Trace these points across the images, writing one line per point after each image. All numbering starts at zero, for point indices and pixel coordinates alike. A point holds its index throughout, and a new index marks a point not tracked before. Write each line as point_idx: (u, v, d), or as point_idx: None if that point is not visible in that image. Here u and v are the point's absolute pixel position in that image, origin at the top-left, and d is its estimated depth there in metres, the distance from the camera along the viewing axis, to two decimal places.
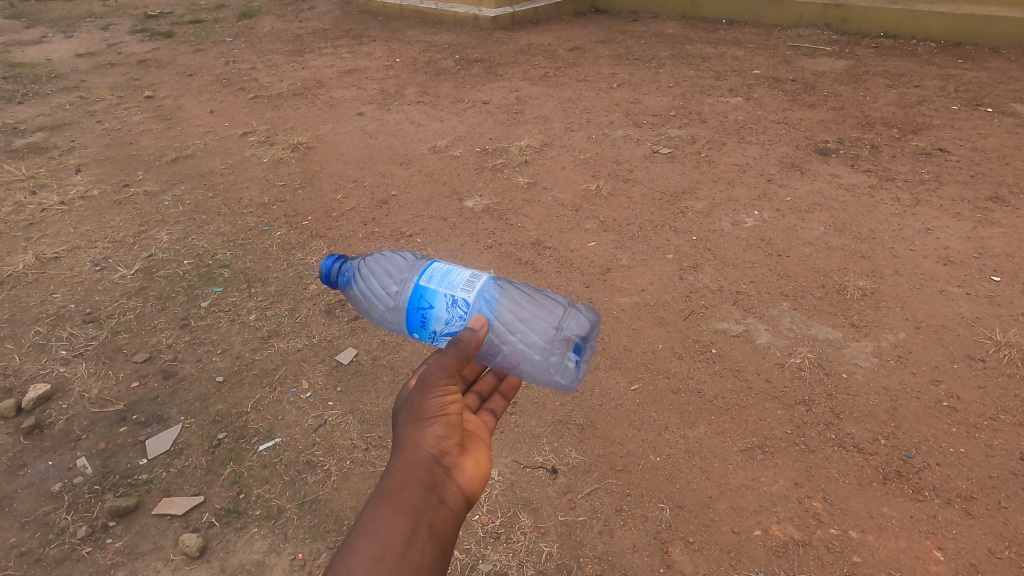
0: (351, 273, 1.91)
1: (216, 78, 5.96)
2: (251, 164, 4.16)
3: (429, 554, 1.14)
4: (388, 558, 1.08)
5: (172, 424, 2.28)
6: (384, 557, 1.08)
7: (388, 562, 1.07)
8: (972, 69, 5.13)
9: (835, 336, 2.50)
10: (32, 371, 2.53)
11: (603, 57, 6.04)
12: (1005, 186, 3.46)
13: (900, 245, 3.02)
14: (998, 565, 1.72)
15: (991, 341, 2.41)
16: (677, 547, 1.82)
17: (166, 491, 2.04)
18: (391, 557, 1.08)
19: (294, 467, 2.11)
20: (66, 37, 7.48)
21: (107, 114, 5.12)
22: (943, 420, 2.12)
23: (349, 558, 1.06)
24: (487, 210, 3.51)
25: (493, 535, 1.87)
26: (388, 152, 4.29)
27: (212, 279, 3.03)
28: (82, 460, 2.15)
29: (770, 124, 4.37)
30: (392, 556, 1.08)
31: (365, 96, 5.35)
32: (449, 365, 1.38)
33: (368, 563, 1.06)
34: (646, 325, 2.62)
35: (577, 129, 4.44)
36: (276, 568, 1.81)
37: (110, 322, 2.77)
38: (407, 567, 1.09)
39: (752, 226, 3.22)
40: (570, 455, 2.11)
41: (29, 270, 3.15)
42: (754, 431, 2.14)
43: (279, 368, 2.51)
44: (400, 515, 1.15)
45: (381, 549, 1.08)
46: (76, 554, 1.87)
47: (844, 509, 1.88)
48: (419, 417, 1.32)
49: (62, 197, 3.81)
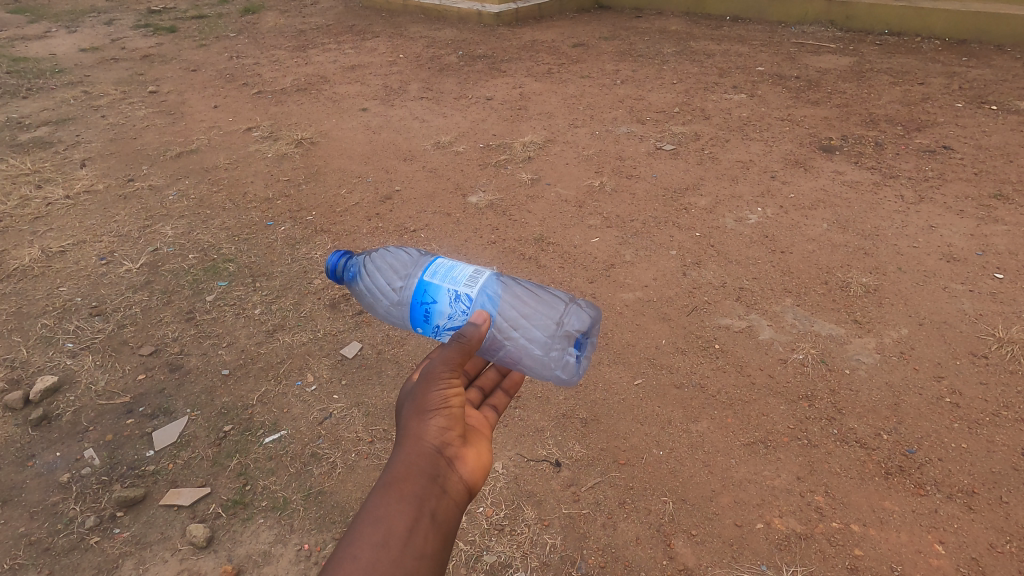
0: (357, 268, 1.93)
1: (220, 73, 5.97)
2: (256, 159, 4.18)
3: (432, 541, 1.15)
4: (392, 545, 1.09)
5: (179, 416, 2.30)
6: (388, 544, 1.09)
7: (391, 549, 1.08)
8: (977, 67, 5.12)
9: (838, 332, 2.51)
10: (40, 364, 2.55)
11: (607, 54, 6.04)
12: (1010, 183, 3.46)
13: (903, 242, 3.03)
14: (999, 559, 1.73)
15: (993, 337, 2.42)
16: (680, 540, 1.83)
17: (173, 482, 2.06)
18: (395, 543, 1.10)
19: (300, 459, 2.13)
20: (69, 32, 7.49)
21: (111, 109, 5.13)
22: (945, 415, 2.13)
23: (354, 544, 1.07)
24: (491, 206, 3.52)
25: (498, 527, 1.89)
26: (392, 147, 4.29)
27: (217, 273, 3.05)
28: (90, 451, 2.17)
29: (774, 121, 4.37)
30: (396, 542, 1.10)
31: (368, 91, 5.36)
32: (452, 359, 1.40)
33: (372, 549, 1.07)
34: (650, 321, 2.64)
35: (580, 126, 4.44)
36: (283, 559, 1.83)
37: (117, 315, 2.79)
38: (410, 554, 1.10)
39: (755, 223, 3.23)
40: (574, 449, 2.13)
41: (35, 264, 3.17)
42: (757, 425, 2.16)
43: (285, 361, 2.53)
44: (403, 503, 1.16)
45: (385, 536, 1.10)
46: (85, 544, 1.89)
47: (846, 503, 1.89)
48: (423, 409, 1.33)
49: (67, 191, 3.83)
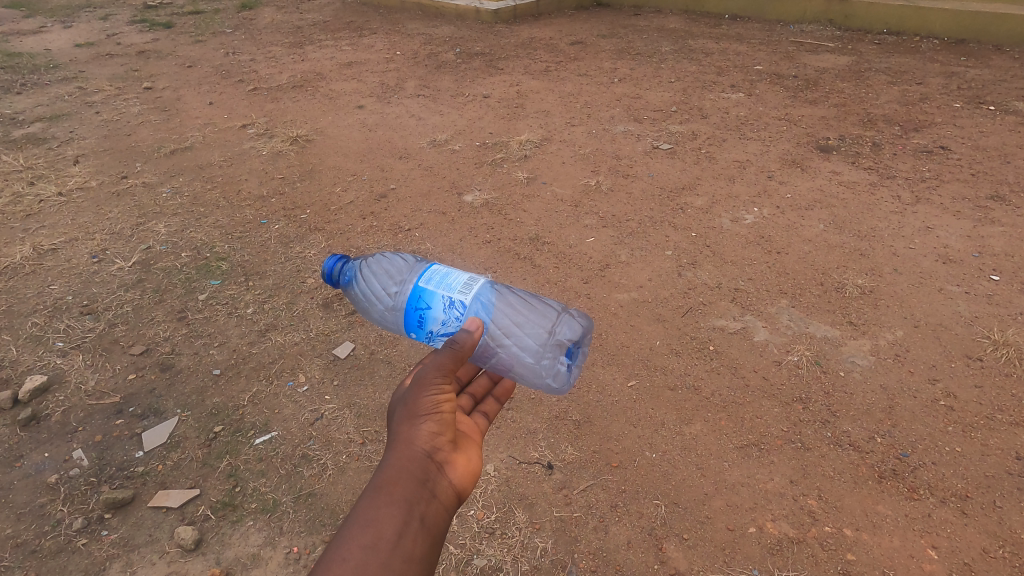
0: (353, 271, 1.92)
1: (215, 69, 5.94)
2: (250, 156, 4.15)
3: (420, 545, 1.13)
4: (381, 548, 1.07)
5: (169, 417, 2.28)
6: (377, 547, 1.07)
7: (380, 552, 1.07)
8: (976, 67, 5.11)
9: (833, 334, 2.50)
10: (30, 363, 2.52)
11: (605, 51, 6.02)
12: (1006, 184, 3.44)
13: (899, 243, 3.02)
14: (991, 564, 1.72)
15: (989, 340, 2.41)
16: (672, 544, 1.82)
17: (162, 483, 2.05)
18: (384, 546, 1.08)
19: (290, 460, 2.11)
20: (64, 27, 7.44)
21: (106, 105, 5.10)
22: (940, 418, 2.12)
23: (342, 545, 1.05)
24: (486, 205, 3.50)
25: (488, 530, 1.88)
26: (388, 145, 4.27)
27: (210, 271, 3.02)
28: (78, 451, 2.15)
29: (771, 120, 4.36)
30: (385, 546, 1.08)
31: (365, 88, 5.34)
32: (445, 365, 1.38)
33: (361, 551, 1.05)
34: (644, 322, 2.62)
35: (577, 124, 4.43)
36: (271, 562, 1.82)
37: (108, 314, 2.77)
38: (399, 556, 1.08)
39: (752, 223, 3.22)
40: (566, 451, 2.11)
41: (27, 261, 3.14)
42: (751, 428, 2.14)
43: (276, 361, 2.51)
44: (393, 507, 1.14)
45: (374, 539, 1.08)
46: (72, 546, 1.87)
47: (840, 507, 1.88)
48: (414, 414, 1.31)
49: (60, 188, 3.80)
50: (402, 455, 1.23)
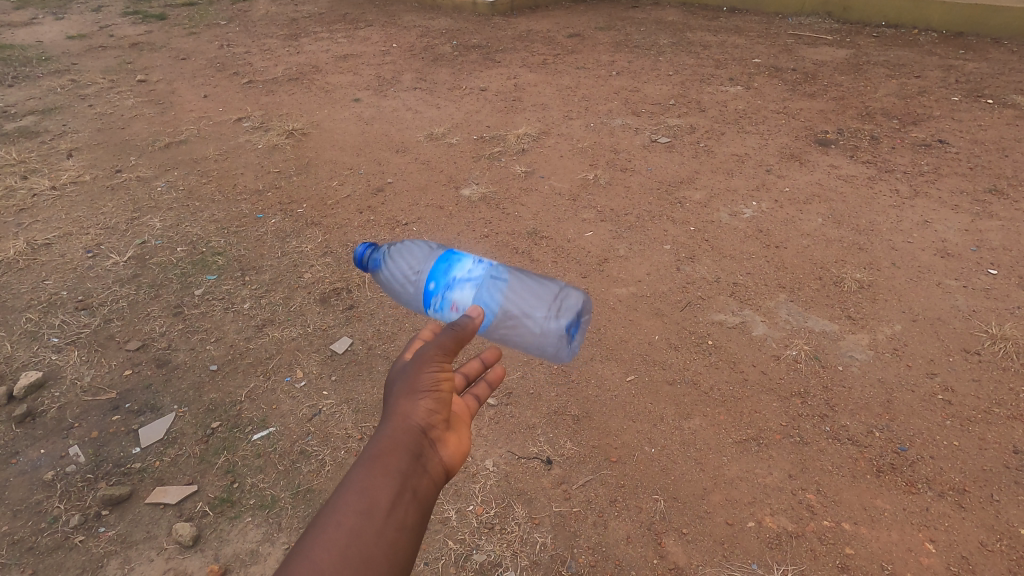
0: (380, 256, 1.93)
1: (210, 61, 5.88)
2: (245, 150, 4.12)
3: (412, 515, 1.09)
4: (376, 514, 1.04)
5: (166, 413, 2.27)
6: (371, 514, 1.04)
7: (375, 519, 1.03)
8: (973, 60, 5.10)
9: (831, 328, 2.50)
10: (25, 359, 2.51)
11: (603, 44, 5.99)
12: (1005, 178, 3.44)
13: (897, 237, 3.01)
14: (989, 557, 1.72)
15: (987, 334, 2.41)
16: (671, 538, 1.82)
17: (160, 480, 2.04)
18: (378, 513, 1.04)
19: (288, 457, 2.10)
20: (56, 19, 7.35)
21: (99, 98, 5.05)
22: (938, 412, 2.13)
23: (337, 510, 1.02)
24: (484, 199, 3.47)
25: (487, 526, 1.88)
26: (385, 139, 4.24)
27: (206, 266, 3.00)
28: (75, 448, 2.14)
29: (769, 114, 4.34)
30: (379, 513, 1.05)
31: (361, 82, 5.29)
32: (447, 344, 1.33)
33: (356, 517, 1.02)
34: (643, 317, 2.62)
35: (575, 117, 4.40)
36: (270, 558, 1.81)
37: (103, 309, 2.75)
38: (391, 525, 1.05)
39: (750, 217, 3.21)
40: (565, 446, 2.11)
41: (20, 256, 3.12)
42: (750, 423, 2.14)
43: (274, 357, 2.49)
44: (389, 476, 1.10)
45: (369, 505, 1.04)
46: (69, 543, 1.86)
47: (838, 501, 1.89)
48: (412, 388, 1.26)
49: (53, 182, 3.77)
50: (397, 429, 1.17)
